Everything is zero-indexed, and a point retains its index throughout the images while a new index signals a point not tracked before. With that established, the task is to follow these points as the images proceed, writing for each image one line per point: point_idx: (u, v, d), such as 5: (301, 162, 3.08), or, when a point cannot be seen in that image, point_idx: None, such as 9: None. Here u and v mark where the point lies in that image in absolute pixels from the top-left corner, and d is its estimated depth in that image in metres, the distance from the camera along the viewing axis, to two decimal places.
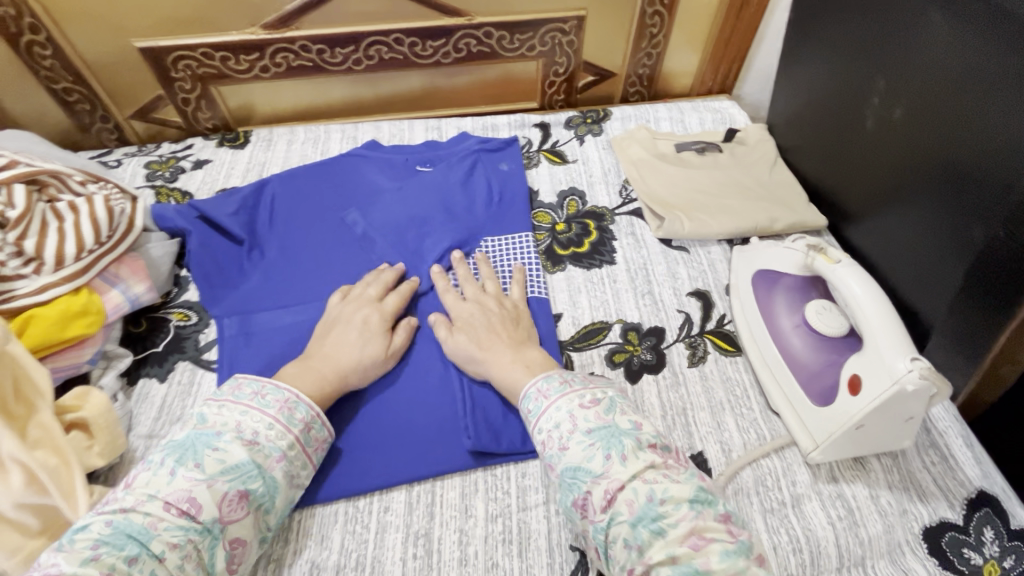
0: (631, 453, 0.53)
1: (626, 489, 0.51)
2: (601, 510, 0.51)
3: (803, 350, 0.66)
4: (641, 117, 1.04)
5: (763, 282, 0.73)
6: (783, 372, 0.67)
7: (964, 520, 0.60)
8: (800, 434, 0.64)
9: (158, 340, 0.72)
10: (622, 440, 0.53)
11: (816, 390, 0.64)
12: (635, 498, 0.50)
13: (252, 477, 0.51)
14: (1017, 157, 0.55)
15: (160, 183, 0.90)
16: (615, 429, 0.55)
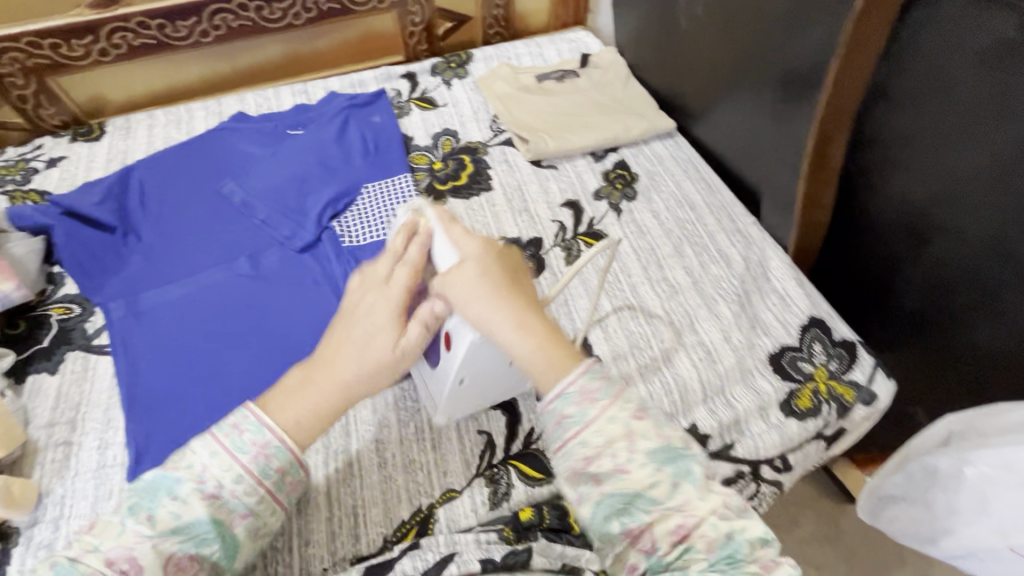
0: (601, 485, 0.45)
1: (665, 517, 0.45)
2: (670, 545, 0.44)
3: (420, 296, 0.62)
4: (502, 55, 1.09)
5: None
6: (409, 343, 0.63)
7: (799, 340, 0.73)
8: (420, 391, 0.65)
9: (41, 336, 0.70)
10: (681, 457, 0.46)
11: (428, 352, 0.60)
12: (668, 522, 0.44)
13: (202, 542, 0.45)
14: (787, 25, 0.65)
15: (13, 187, 0.85)
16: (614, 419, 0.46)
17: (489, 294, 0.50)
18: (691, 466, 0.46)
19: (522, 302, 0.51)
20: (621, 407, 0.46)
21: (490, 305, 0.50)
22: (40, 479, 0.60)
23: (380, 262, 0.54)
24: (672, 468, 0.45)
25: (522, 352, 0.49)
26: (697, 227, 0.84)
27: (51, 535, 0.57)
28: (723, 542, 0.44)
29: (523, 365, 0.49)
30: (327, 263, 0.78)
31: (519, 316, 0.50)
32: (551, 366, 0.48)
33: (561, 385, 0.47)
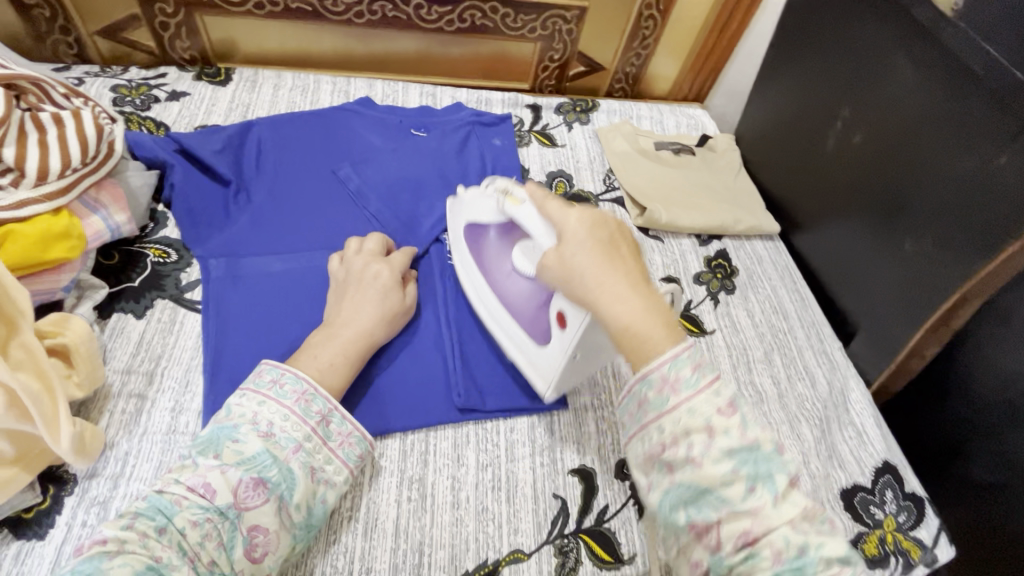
0: (782, 494, 0.41)
1: (773, 533, 0.40)
2: (734, 549, 0.41)
3: (518, 289, 0.67)
4: (625, 112, 1.10)
5: (472, 239, 0.71)
6: (507, 322, 0.67)
7: (871, 483, 0.72)
8: (535, 377, 0.65)
9: (134, 275, 0.68)
10: (770, 471, 0.42)
11: (534, 330, 0.65)
12: (784, 547, 0.40)
13: (267, 467, 0.51)
14: (954, 189, 0.66)
15: (130, 110, 0.84)
16: (760, 452, 0.42)
17: (593, 260, 0.50)
18: (773, 474, 0.42)
19: (619, 269, 0.50)
20: (677, 355, 0.45)
21: (600, 277, 0.49)
22: (106, 428, 0.57)
23: (397, 258, 0.71)
24: (748, 467, 0.42)
25: (622, 309, 0.48)
26: (788, 338, 0.84)
27: (108, 493, 0.54)
28: (793, 555, 0.40)
29: (634, 325, 0.47)
30: (428, 279, 0.77)
31: (616, 287, 0.48)
32: (656, 334, 0.46)
33: (662, 361, 0.45)
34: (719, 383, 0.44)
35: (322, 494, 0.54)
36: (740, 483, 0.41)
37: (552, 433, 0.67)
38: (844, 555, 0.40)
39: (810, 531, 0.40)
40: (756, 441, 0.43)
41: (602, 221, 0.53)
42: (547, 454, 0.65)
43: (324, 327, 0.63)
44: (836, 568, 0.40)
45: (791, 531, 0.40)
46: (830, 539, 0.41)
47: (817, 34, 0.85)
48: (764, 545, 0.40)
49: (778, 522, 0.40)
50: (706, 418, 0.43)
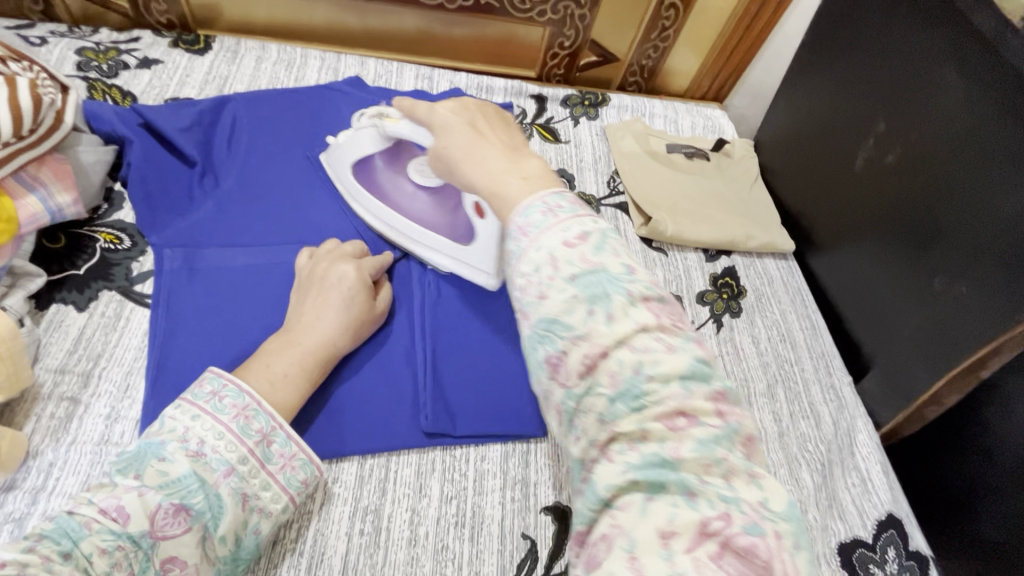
0: (619, 311, 0.34)
1: (610, 358, 0.34)
2: (577, 378, 0.34)
3: (424, 208, 0.69)
4: (638, 109, 1.01)
5: (362, 175, 0.70)
6: (429, 237, 0.69)
7: (873, 539, 0.66)
8: (473, 275, 0.69)
9: (79, 262, 0.62)
10: (610, 292, 0.35)
11: (452, 231, 0.68)
12: (619, 369, 0.34)
13: (192, 493, 0.45)
14: (999, 227, 0.59)
15: (95, 76, 0.77)
16: (608, 275, 0.36)
17: (463, 140, 0.46)
18: (614, 292, 0.35)
19: (488, 143, 0.45)
20: (531, 203, 0.39)
21: (467, 150, 0.45)
22: (31, 435, 0.52)
23: (370, 260, 0.65)
24: (590, 292, 0.35)
25: (487, 179, 0.42)
26: (794, 369, 0.78)
27: (24, 510, 0.48)
28: (630, 376, 0.33)
29: (498, 188, 0.42)
30: (404, 283, 0.69)
31: (473, 154, 0.44)
32: (516, 190, 0.41)
33: (517, 217, 0.39)
34: (576, 219, 0.38)
35: (255, 524, 0.49)
36: (581, 306, 0.35)
37: (527, 464, 0.61)
38: (685, 373, 0.34)
39: (650, 347, 0.34)
40: (599, 258, 0.36)
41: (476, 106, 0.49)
42: (519, 489, 0.59)
43: (282, 334, 0.57)
44: (673, 388, 0.33)
45: (627, 351, 0.34)
46: (674, 354, 0.34)
47: (856, 36, 0.77)
48: (602, 372, 0.34)
49: (615, 342, 0.34)
50: (551, 249, 0.36)
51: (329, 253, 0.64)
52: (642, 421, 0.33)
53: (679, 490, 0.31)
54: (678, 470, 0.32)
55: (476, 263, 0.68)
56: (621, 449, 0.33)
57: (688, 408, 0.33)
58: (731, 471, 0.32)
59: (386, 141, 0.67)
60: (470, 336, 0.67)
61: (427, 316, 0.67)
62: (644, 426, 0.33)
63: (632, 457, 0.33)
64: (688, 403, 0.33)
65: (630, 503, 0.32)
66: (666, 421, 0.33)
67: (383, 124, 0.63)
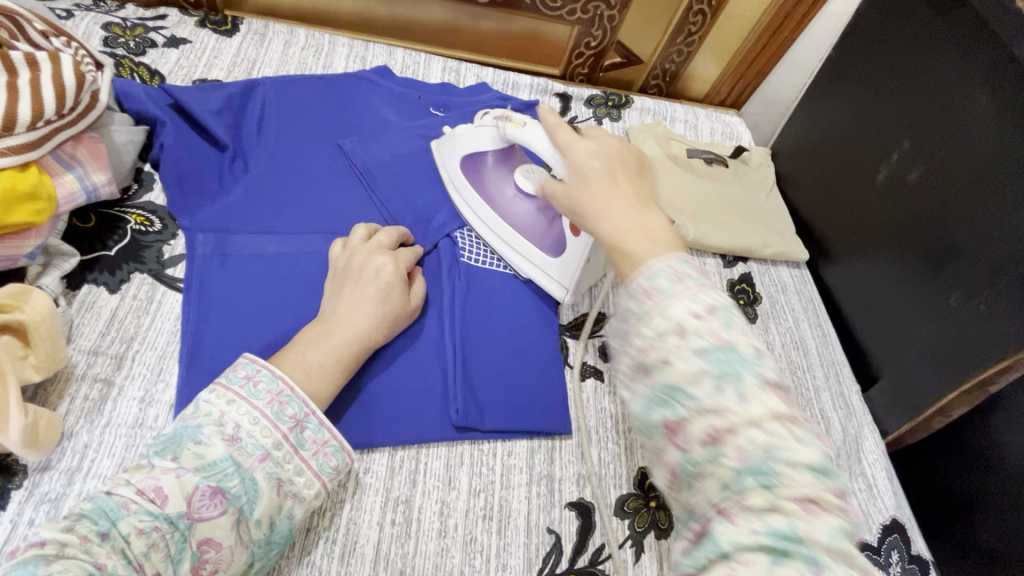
0: (752, 393, 0.34)
1: (739, 433, 0.33)
2: (698, 445, 0.34)
3: (520, 214, 0.71)
4: (660, 112, 1.02)
5: (470, 167, 0.72)
6: (517, 240, 0.71)
7: (878, 542, 0.68)
8: (553, 286, 0.70)
9: (110, 243, 0.62)
10: (741, 371, 0.35)
11: (544, 242, 0.70)
12: (749, 446, 0.33)
13: (228, 476, 0.45)
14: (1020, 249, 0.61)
15: (122, 53, 0.75)
16: (737, 354, 0.35)
17: (594, 188, 0.47)
18: (741, 372, 0.35)
19: (618, 192, 0.47)
20: (657, 267, 0.39)
21: (599, 194, 0.47)
22: (65, 415, 0.52)
23: (405, 253, 0.66)
24: (718, 368, 0.35)
25: (611, 226, 0.45)
26: (806, 377, 0.79)
27: (60, 490, 0.48)
28: (759, 455, 0.33)
29: (620, 239, 0.43)
30: (433, 277, 0.70)
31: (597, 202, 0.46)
32: (645, 247, 0.42)
33: (641, 278, 0.39)
34: (704, 292, 0.38)
35: (289, 509, 0.48)
36: (707, 379, 0.35)
37: (552, 461, 0.62)
38: (817, 463, 0.33)
39: (781, 432, 0.33)
40: (731, 336, 0.36)
41: (615, 151, 0.51)
42: (544, 484, 0.60)
43: (318, 325, 0.57)
44: (806, 474, 0.32)
45: (757, 430, 0.33)
46: (805, 445, 0.33)
47: (887, 54, 0.79)
48: (729, 445, 0.33)
49: (745, 421, 0.34)
50: (679, 318, 0.36)
51: (367, 245, 0.64)
52: (773, 498, 0.32)
53: (807, 563, 0.29)
54: (811, 548, 0.30)
55: (554, 275, 0.70)
56: (745, 514, 0.32)
57: (820, 494, 0.32)
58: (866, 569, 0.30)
59: (503, 143, 0.69)
60: (498, 332, 0.68)
61: (455, 310, 0.67)
62: (775, 503, 0.32)
63: (758, 525, 0.31)
64: (819, 491, 0.32)
65: (754, 562, 0.30)
66: (802, 503, 0.31)
67: (505, 127, 0.65)
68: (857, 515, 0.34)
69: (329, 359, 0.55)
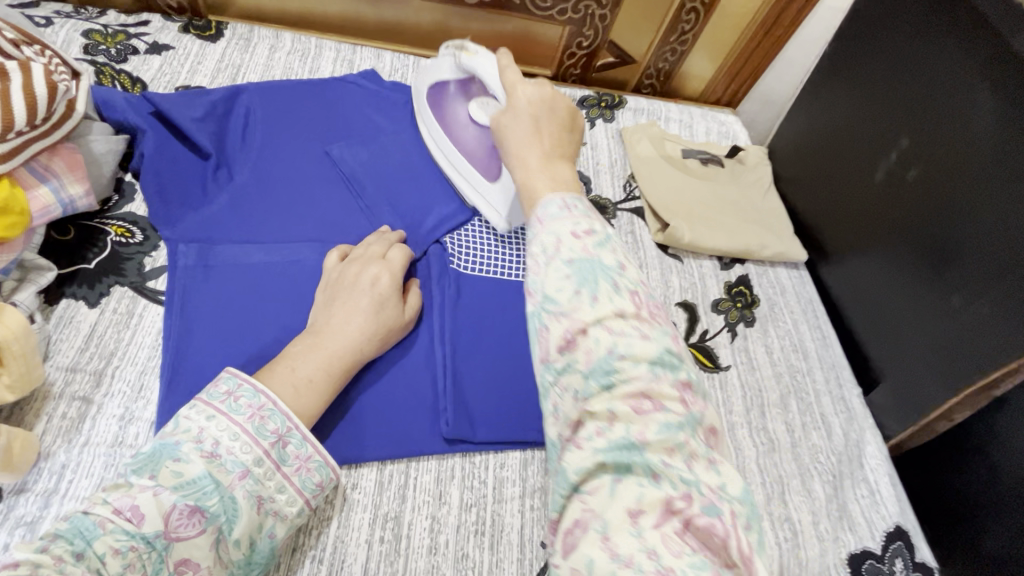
0: (605, 293, 0.36)
1: (589, 335, 0.35)
2: (557, 353, 0.35)
3: (469, 138, 0.72)
4: (653, 112, 1.01)
5: (433, 95, 0.75)
6: (462, 165, 0.72)
7: (881, 550, 0.66)
8: (492, 215, 0.72)
9: (90, 256, 0.60)
10: (601, 278, 0.36)
11: (486, 169, 0.71)
12: (596, 347, 0.34)
13: (207, 494, 0.43)
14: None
15: (103, 60, 0.74)
16: (600, 263, 0.37)
17: (524, 133, 0.50)
18: (598, 276, 0.36)
19: (540, 140, 0.49)
20: (550, 198, 0.41)
21: (519, 136, 0.50)
22: (42, 435, 0.50)
23: (399, 263, 0.64)
24: (581, 276, 0.36)
25: (521, 167, 0.47)
26: (806, 380, 0.78)
27: (36, 513, 0.47)
28: (602, 355, 0.34)
29: (527, 181, 0.45)
30: (423, 285, 0.68)
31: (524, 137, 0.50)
32: (545, 185, 0.44)
33: (538, 209, 0.41)
34: (587, 218, 0.40)
35: (270, 528, 0.47)
36: (569, 286, 0.36)
37: (545, 472, 0.61)
38: (655, 357, 0.35)
39: (623, 330, 0.35)
40: (598, 251, 0.38)
41: (551, 102, 0.53)
42: (538, 497, 0.59)
43: (304, 337, 0.56)
44: (642, 369, 0.34)
45: (604, 330, 0.35)
46: (647, 341, 0.35)
47: (883, 51, 0.77)
48: (580, 349, 0.35)
49: (595, 321, 0.35)
50: (559, 234, 0.38)
51: (356, 256, 0.63)
52: (611, 402, 0.34)
53: (644, 471, 0.32)
54: (644, 453, 0.32)
55: (491, 201, 0.71)
56: (589, 435, 0.33)
57: (653, 389, 0.34)
58: (689, 456, 0.33)
59: (462, 71, 0.72)
60: (491, 342, 0.66)
61: (447, 320, 0.66)
62: (613, 407, 0.33)
63: (599, 442, 0.33)
64: (654, 385, 0.34)
65: (599, 486, 0.33)
66: (634, 404, 0.33)
67: (460, 55, 0.68)
68: (700, 412, 0.36)
69: (316, 373, 0.53)
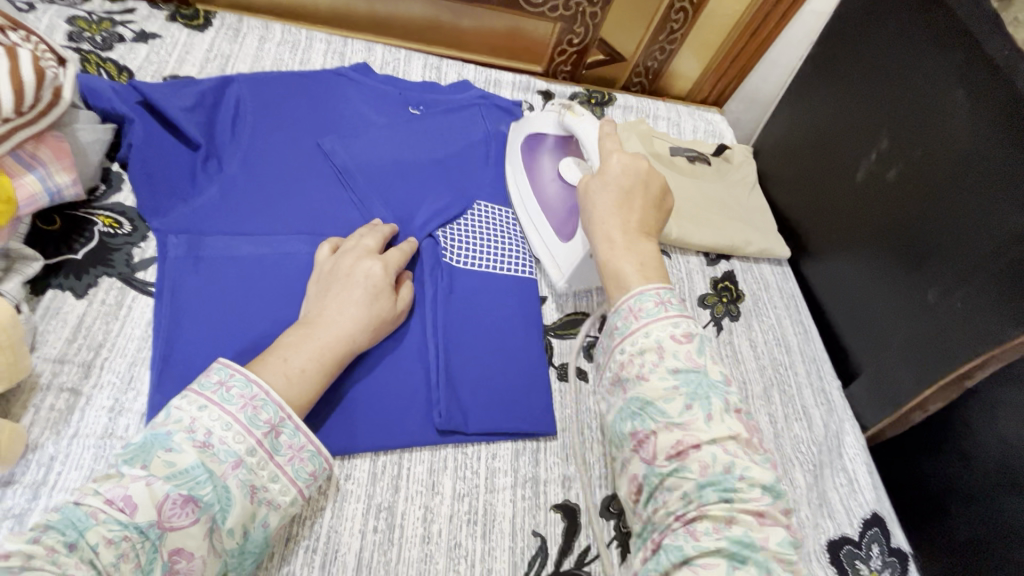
0: (717, 414, 0.46)
1: (703, 450, 0.45)
2: (666, 459, 0.45)
3: (552, 196, 0.74)
4: (642, 110, 1.02)
5: (529, 145, 0.78)
6: (540, 220, 0.75)
7: (859, 536, 0.69)
8: (553, 274, 0.73)
9: (77, 246, 0.59)
10: (711, 396, 0.47)
11: (561, 227, 0.73)
12: (711, 462, 0.44)
13: (200, 484, 0.43)
14: (996, 247, 0.62)
15: (88, 47, 0.73)
16: (704, 378, 0.48)
17: (608, 201, 0.60)
18: (711, 399, 0.47)
19: (628, 214, 0.60)
20: (644, 291, 0.53)
21: (606, 213, 0.60)
22: (29, 427, 0.50)
23: (393, 256, 0.64)
24: (690, 389, 0.47)
25: (608, 244, 0.58)
26: (789, 373, 0.80)
27: (25, 505, 0.46)
28: (719, 471, 0.44)
29: (612, 259, 0.57)
30: (415, 278, 0.69)
31: (609, 206, 0.60)
32: (632, 273, 0.55)
33: (631, 300, 0.53)
34: (681, 318, 0.51)
35: (263, 517, 0.47)
36: (679, 398, 0.47)
37: (537, 462, 0.62)
38: (768, 483, 0.44)
39: (740, 454, 0.45)
40: (702, 361, 0.49)
41: (643, 177, 0.62)
42: (529, 487, 0.60)
43: (298, 327, 0.56)
44: (758, 491, 0.44)
45: (720, 449, 0.45)
46: (759, 467, 0.45)
47: (866, 52, 0.79)
48: (692, 460, 0.45)
49: (710, 439, 0.45)
50: (659, 339, 0.50)
51: (348, 248, 0.63)
52: (732, 509, 0.43)
53: (758, 567, 0.41)
54: (759, 553, 0.41)
55: (556, 260, 0.73)
56: (706, 530, 0.42)
57: (767, 509, 0.43)
58: (781, 562, 0.41)
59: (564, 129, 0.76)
60: (482, 335, 0.67)
61: (439, 312, 0.66)
62: (731, 514, 0.42)
63: (717, 535, 0.42)
64: (769, 509, 0.43)
65: (714, 564, 0.41)
66: (757, 517, 0.43)
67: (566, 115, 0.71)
68: (799, 531, 0.45)
69: (311, 365, 0.53)
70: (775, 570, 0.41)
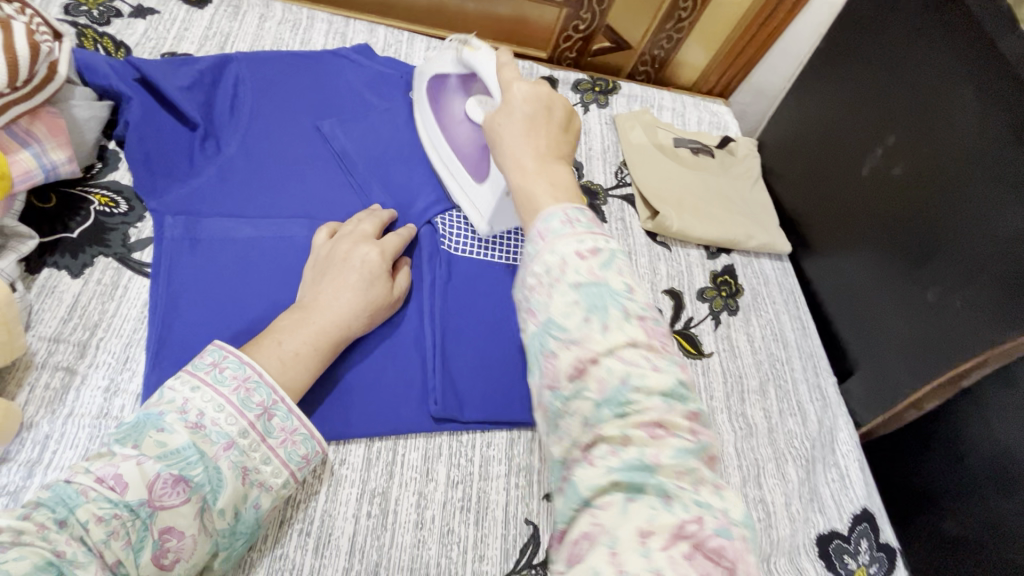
0: (615, 322, 0.37)
1: (600, 365, 0.36)
2: (566, 379, 0.37)
3: (464, 139, 0.69)
4: (647, 100, 1.01)
5: (435, 86, 0.72)
6: (457, 169, 0.70)
7: (848, 530, 0.69)
8: (474, 217, 0.70)
9: (73, 225, 0.59)
10: (609, 304, 0.38)
11: (475, 168, 0.68)
12: (607, 377, 0.36)
13: (191, 465, 0.43)
14: (998, 248, 0.61)
15: (85, 22, 0.72)
16: (608, 288, 0.38)
17: (518, 128, 0.49)
18: (613, 305, 0.38)
19: (538, 138, 0.49)
20: (552, 212, 0.42)
21: (513, 140, 0.49)
22: (24, 405, 0.50)
23: (392, 242, 0.64)
24: (591, 302, 0.37)
25: (519, 171, 0.47)
26: (785, 369, 0.80)
27: (19, 483, 0.46)
28: (615, 385, 0.36)
29: (525, 185, 0.45)
30: (413, 265, 0.68)
31: (520, 129, 0.49)
32: (545, 195, 0.44)
33: (539, 222, 0.42)
34: (591, 234, 0.40)
35: (255, 498, 0.47)
36: (579, 311, 0.38)
37: (531, 452, 0.62)
38: (668, 389, 0.36)
39: (637, 362, 0.36)
40: (605, 274, 0.39)
41: (549, 100, 0.52)
42: (523, 476, 0.60)
43: (295, 312, 0.56)
44: (655, 400, 0.36)
45: (616, 360, 0.36)
46: (659, 373, 0.37)
47: (876, 46, 0.78)
48: (591, 377, 0.36)
49: (607, 351, 0.36)
50: (563, 254, 0.39)
51: (346, 233, 0.62)
52: (625, 427, 0.35)
53: (656, 494, 0.34)
54: (656, 475, 0.34)
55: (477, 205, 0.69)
56: (603, 454, 0.35)
57: (665, 418, 0.35)
58: (700, 481, 0.35)
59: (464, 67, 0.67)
60: (480, 325, 0.67)
61: (437, 300, 0.66)
62: (625, 432, 0.35)
63: (614, 461, 0.35)
64: (667, 415, 0.36)
65: (611, 503, 0.34)
66: (650, 430, 0.35)
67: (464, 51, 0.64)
68: (711, 438, 0.38)
69: (308, 351, 0.53)
70: (673, 490, 0.34)
